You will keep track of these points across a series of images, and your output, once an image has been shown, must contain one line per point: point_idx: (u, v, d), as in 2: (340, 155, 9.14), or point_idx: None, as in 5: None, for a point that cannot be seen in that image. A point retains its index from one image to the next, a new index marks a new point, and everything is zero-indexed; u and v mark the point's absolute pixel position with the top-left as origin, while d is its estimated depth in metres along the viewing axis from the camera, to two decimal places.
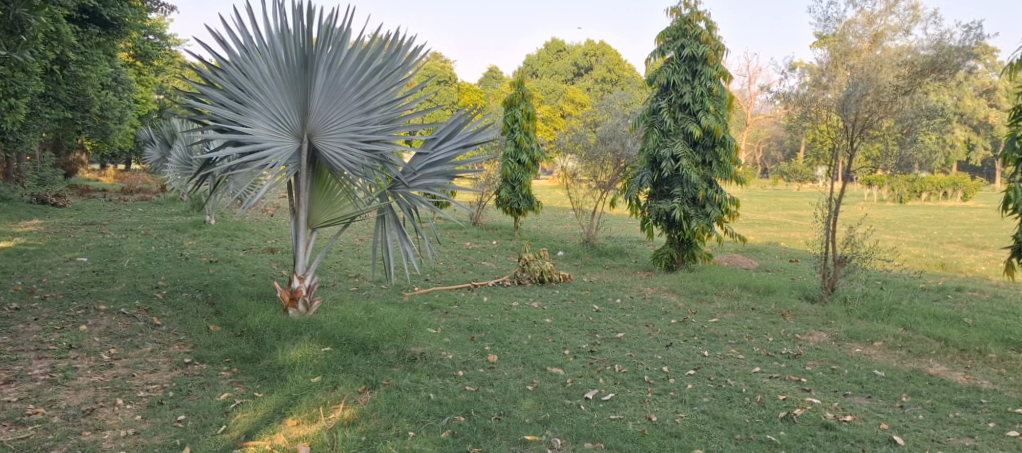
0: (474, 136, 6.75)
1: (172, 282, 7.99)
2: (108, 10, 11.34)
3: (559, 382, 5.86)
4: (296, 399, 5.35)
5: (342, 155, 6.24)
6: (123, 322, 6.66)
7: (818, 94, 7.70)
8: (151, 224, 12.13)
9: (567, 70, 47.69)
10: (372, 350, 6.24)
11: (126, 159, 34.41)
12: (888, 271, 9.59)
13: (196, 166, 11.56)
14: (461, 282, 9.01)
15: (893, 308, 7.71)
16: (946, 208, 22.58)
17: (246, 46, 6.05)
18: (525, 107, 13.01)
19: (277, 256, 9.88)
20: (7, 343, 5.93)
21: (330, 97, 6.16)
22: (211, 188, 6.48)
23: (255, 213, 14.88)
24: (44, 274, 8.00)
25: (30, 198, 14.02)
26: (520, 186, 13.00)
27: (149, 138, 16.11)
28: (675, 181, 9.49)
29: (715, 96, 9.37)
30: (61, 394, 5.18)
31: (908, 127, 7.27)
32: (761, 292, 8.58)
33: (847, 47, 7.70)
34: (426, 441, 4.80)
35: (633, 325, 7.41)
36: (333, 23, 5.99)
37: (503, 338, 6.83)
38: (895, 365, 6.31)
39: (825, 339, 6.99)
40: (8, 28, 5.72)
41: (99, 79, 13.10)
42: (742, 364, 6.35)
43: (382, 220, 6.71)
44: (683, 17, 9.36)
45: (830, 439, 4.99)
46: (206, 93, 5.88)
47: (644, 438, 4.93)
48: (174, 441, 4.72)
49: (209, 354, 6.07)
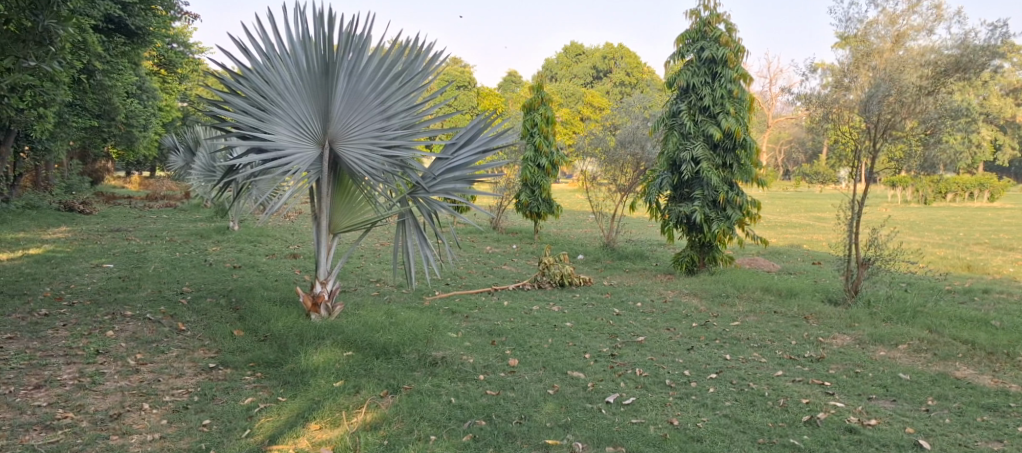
0: (493, 141, 6.80)
1: (196, 288, 8.09)
2: (134, 20, 11.54)
3: (580, 386, 5.86)
4: (319, 403, 5.38)
5: (363, 161, 6.27)
6: (149, 327, 6.77)
7: (840, 95, 7.66)
8: (176, 230, 12.29)
9: (586, 74, 47.47)
10: (394, 355, 6.27)
11: (150, 167, 34.89)
12: (913, 273, 9.47)
13: (219, 173, 11.72)
14: (482, 286, 9.04)
15: (919, 310, 7.60)
16: (973, 209, 22.23)
17: (268, 53, 6.13)
18: (544, 111, 12.99)
19: (300, 262, 9.96)
20: (38, 349, 6.05)
21: (351, 103, 6.21)
22: (235, 194, 6.57)
23: (279, 219, 15.02)
24: (72, 280, 8.14)
25: (58, 205, 14.28)
26: (539, 189, 12.97)
27: (174, 146, 16.33)
28: (695, 184, 9.47)
29: (735, 98, 9.31)
30: (89, 398, 5.27)
31: (932, 127, 7.16)
32: (784, 295, 8.51)
33: (870, 48, 7.65)
34: (448, 445, 4.82)
35: (653, 329, 7.38)
36: (353, 30, 6.05)
37: (524, 342, 6.84)
38: (921, 368, 6.24)
39: (850, 342, 6.93)
40: (36, 39, 5.82)
41: (124, 87, 13.28)
42: (764, 367, 6.31)
43: (402, 225, 6.76)
44: (702, 19, 9.33)
45: (854, 443, 4.95)
46: (229, 100, 5.95)
47: (666, 443, 4.91)
48: (200, 445, 4.78)
49: (234, 360, 6.14)
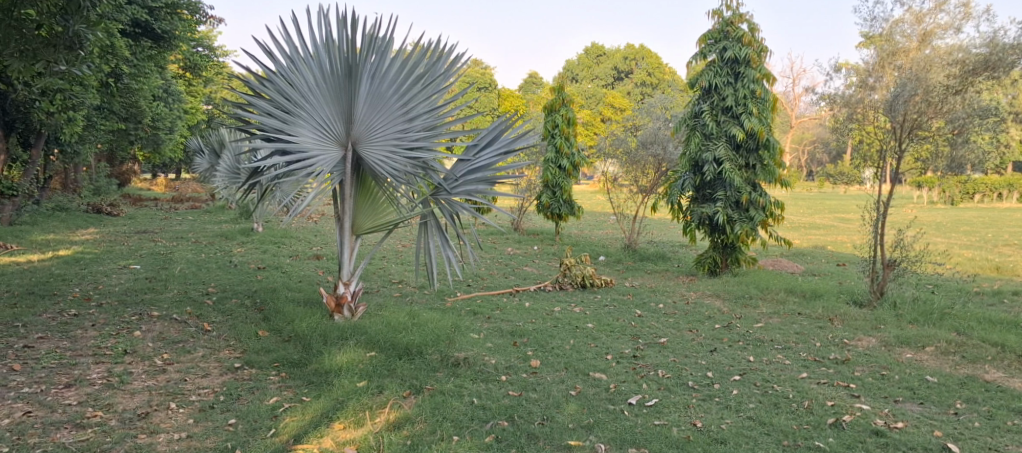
0: (515, 142, 6.80)
1: (221, 289, 8.17)
2: (160, 24, 11.67)
3: (602, 387, 5.86)
4: (343, 403, 5.41)
5: (386, 163, 6.32)
6: (175, 327, 6.85)
7: (865, 95, 7.58)
8: (201, 231, 12.43)
9: (607, 74, 47.40)
10: (417, 355, 6.30)
11: (174, 169, 35.30)
12: (941, 275, 9.34)
13: (243, 175, 11.83)
14: (504, 287, 9.06)
15: (946, 311, 7.50)
16: (1003, 209, 21.86)
17: (292, 56, 6.19)
18: (566, 111, 12.99)
19: (323, 263, 10.04)
20: (67, 348, 6.15)
21: (374, 105, 6.25)
22: (259, 195, 6.64)
23: (301, 220, 15.15)
24: (101, 281, 8.25)
25: (86, 207, 14.51)
26: (561, 190, 12.95)
27: (199, 148, 16.50)
28: (718, 185, 9.41)
29: (758, 98, 9.25)
30: (117, 397, 5.34)
31: (960, 127, 7.06)
32: (808, 296, 8.44)
33: (895, 47, 7.55)
34: (470, 446, 4.82)
35: (676, 330, 7.35)
36: (376, 32, 6.08)
37: (546, 343, 6.85)
38: (949, 371, 6.16)
39: (875, 344, 6.86)
40: (66, 44, 5.82)
41: (150, 91, 13.44)
42: (789, 369, 6.26)
43: (424, 226, 6.78)
44: (725, 19, 9.27)
45: (880, 446, 4.90)
46: (254, 102, 6.01)
47: (689, 445, 4.89)
48: (225, 444, 4.83)
49: (258, 360, 6.20)
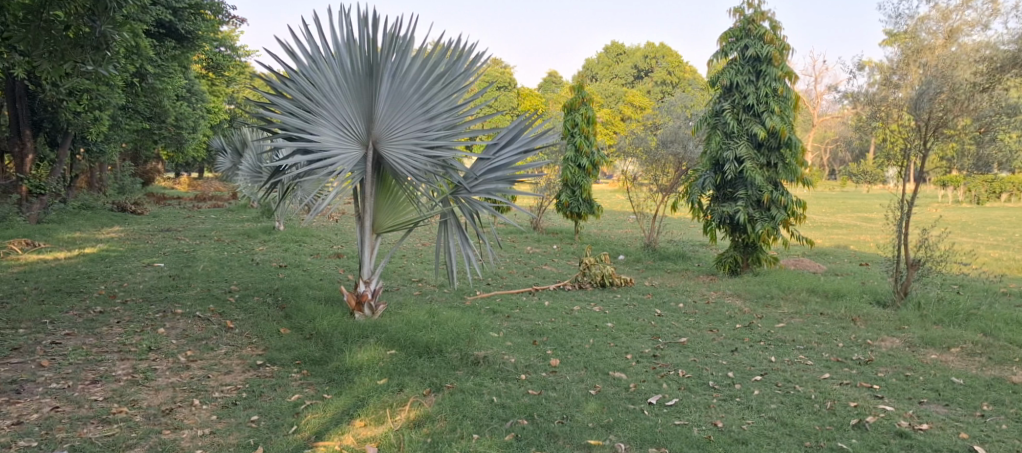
0: (534, 141, 6.78)
1: (244, 287, 8.25)
2: (183, 24, 11.79)
3: (622, 386, 5.84)
4: (363, 400, 5.44)
5: (406, 162, 6.35)
6: (199, 325, 6.93)
7: (888, 93, 7.50)
8: (223, 230, 12.53)
9: (627, 73, 47.30)
10: (436, 354, 6.33)
11: (197, 168, 35.72)
12: (966, 275, 9.23)
13: (265, 174, 11.95)
14: (523, 286, 9.07)
15: (972, 312, 7.41)
16: None
17: (314, 55, 6.23)
18: (585, 110, 12.99)
19: (343, 261, 10.09)
20: (93, 345, 6.23)
21: (395, 104, 6.27)
22: (282, 194, 6.71)
23: (322, 219, 15.25)
24: (125, 278, 8.36)
25: (111, 206, 14.69)
26: (580, 190, 12.91)
27: (221, 147, 16.66)
28: (739, 184, 9.36)
29: (781, 96, 9.17)
30: (142, 394, 5.40)
31: (986, 125, 7.04)
32: (830, 296, 8.37)
33: (920, 45, 7.41)
34: (491, 444, 4.83)
35: (696, 330, 7.31)
36: (397, 31, 6.10)
37: (565, 342, 6.85)
38: (975, 372, 6.08)
39: (899, 345, 6.79)
40: (93, 45, 5.87)
41: (174, 90, 13.61)
42: (811, 370, 6.22)
43: (444, 225, 6.80)
44: (746, 17, 9.22)
45: (905, 448, 4.85)
46: (276, 102, 6.07)
47: (710, 445, 4.87)
48: (248, 441, 4.88)
49: (280, 357, 6.25)
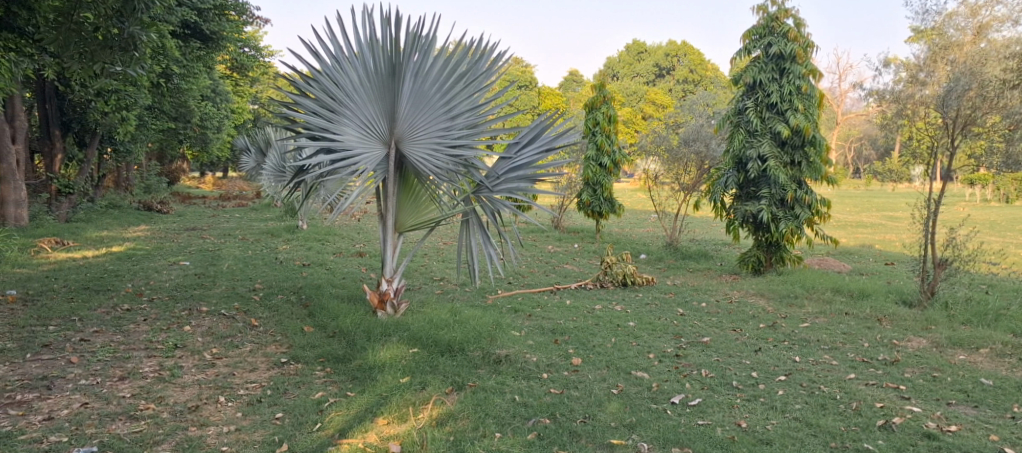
0: (556, 140, 6.75)
1: (267, 285, 8.31)
2: (208, 25, 11.89)
3: (645, 386, 5.82)
4: (386, 398, 5.46)
5: (429, 160, 6.37)
6: (224, 323, 7.00)
7: (915, 90, 7.40)
8: (245, 229, 12.60)
9: (648, 72, 47.08)
10: (458, 352, 6.34)
11: (220, 167, 36.09)
12: (995, 275, 9.08)
13: (286, 173, 12.04)
14: (545, 285, 9.08)
15: (1001, 312, 7.30)
16: None
17: (337, 55, 6.27)
18: (606, 109, 12.96)
19: (366, 260, 10.16)
20: (121, 342, 6.31)
21: (417, 104, 6.29)
22: (305, 193, 6.76)
23: (344, 219, 15.32)
24: (152, 277, 8.45)
25: (137, 205, 14.88)
26: (601, 189, 12.86)
27: (245, 147, 16.82)
28: (762, 182, 9.28)
29: (805, 94, 9.10)
30: (169, 390, 5.47)
31: (1016, 123, 6.84)
32: (855, 296, 8.29)
33: (948, 41, 7.35)
34: (513, 443, 4.84)
35: (720, 330, 7.27)
36: (420, 31, 6.11)
37: (587, 341, 6.83)
38: (1005, 374, 5.99)
39: (926, 346, 6.70)
40: (121, 46, 5.93)
41: (198, 91, 13.78)
42: (836, 370, 6.16)
43: (466, 224, 6.80)
44: (770, 14, 9.17)
45: (932, 449, 4.79)
46: (300, 101, 6.10)
47: (734, 445, 4.84)
48: (273, 438, 4.92)
49: (304, 354, 6.30)
